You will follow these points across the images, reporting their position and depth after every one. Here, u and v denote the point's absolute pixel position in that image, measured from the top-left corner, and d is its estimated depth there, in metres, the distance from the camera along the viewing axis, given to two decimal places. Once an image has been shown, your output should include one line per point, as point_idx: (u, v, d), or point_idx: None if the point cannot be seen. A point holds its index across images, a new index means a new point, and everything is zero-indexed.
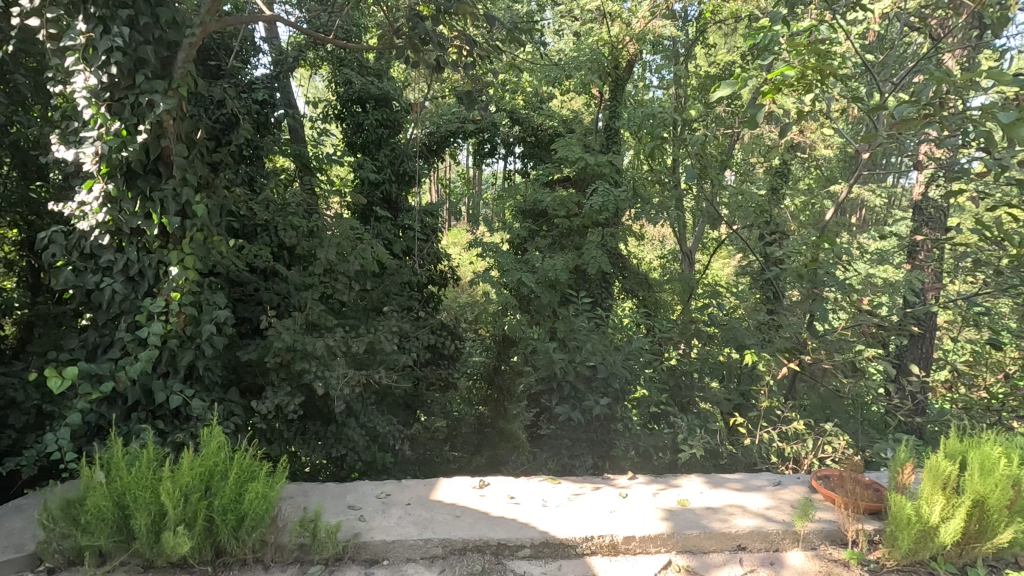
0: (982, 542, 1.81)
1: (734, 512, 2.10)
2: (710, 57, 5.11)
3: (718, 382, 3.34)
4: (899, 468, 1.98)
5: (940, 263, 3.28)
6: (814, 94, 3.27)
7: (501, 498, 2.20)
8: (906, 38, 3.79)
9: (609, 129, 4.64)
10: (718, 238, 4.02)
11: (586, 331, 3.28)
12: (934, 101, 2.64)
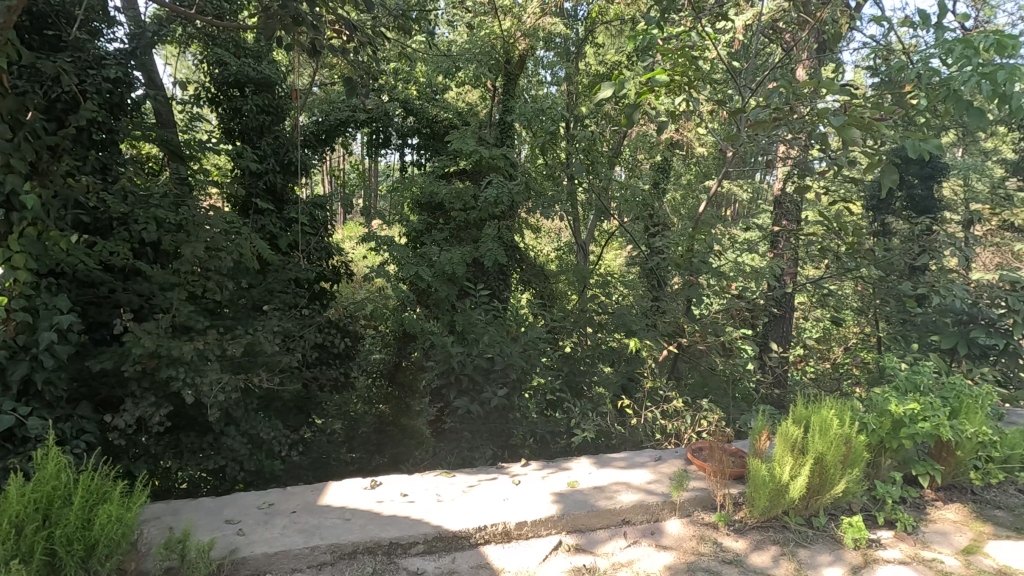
0: (823, 495, 2.07)
1: (619, 489, 2.23)
2: (599, 57, 5.22)
3: (610, 368, 3.50)
4: (757, 436, 2.21)
5: (796, 251, 3.65)
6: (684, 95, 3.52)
7: (395, 497, 2.16)
8: (766, 48, 4.17)
9: (502, 122, 4.67)
10: (609, 230, 4.19)
11: (484, 324, 3.29)
12: (784, 106, 2.96)
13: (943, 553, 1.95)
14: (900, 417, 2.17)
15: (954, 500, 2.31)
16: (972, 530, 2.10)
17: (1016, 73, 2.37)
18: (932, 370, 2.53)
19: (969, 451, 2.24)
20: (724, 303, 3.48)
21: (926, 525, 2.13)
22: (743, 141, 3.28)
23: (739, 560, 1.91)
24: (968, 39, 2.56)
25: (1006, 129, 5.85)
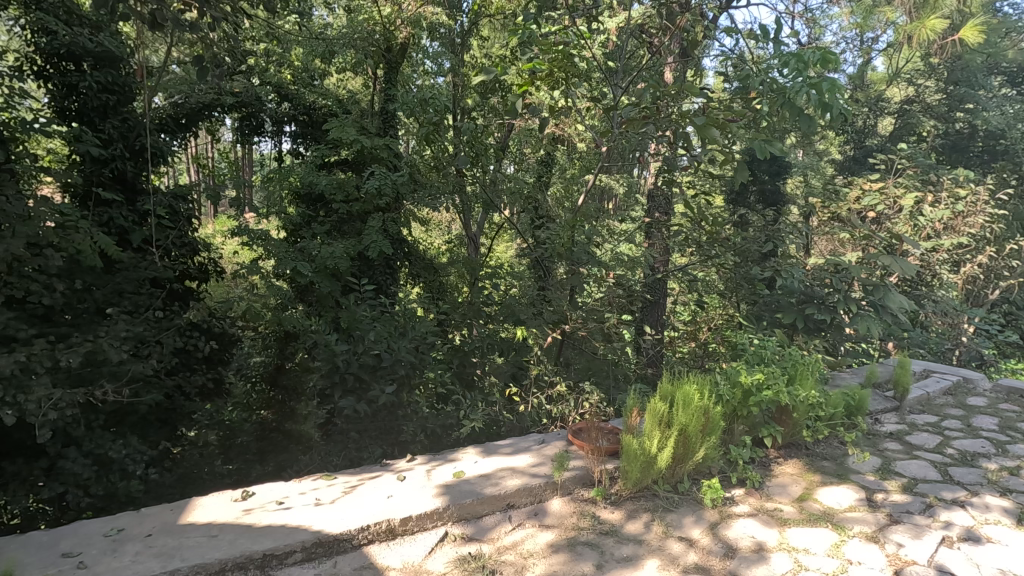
0: (686, 462, 2.28)
1: (504, 475, 2.27)
2: (484, 49, 5.17)
3: (500, 357, 3.57)
4: (628, 414, 2.37)
5: (666, 243, 3.92)
6: (561, 90, 3.63)
7: (271, 507, 2.03)
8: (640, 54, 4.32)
9: (385, 111, 4.45)
10: (499, 223, 4.22)
11: (370, 320, 3.18)
12: (651, 105, 3.20)
13: (782, 502, 2.23)
14: (748, 387, 2.46)
15: (793, 455, 2.65)
16: (806, 480, 2.42)
17: (836, 85, 2.75)
18: (773, 343, 2.94)
19: (802, 413, 2.58)
20: (604, 292, 3.67)
21: (770, 480, 2.42)
22: (616, 138, 3.46)
23: (615, 530, 2.04)
24: (799, 54, 2.90)
25: (833, 136, 6.77)
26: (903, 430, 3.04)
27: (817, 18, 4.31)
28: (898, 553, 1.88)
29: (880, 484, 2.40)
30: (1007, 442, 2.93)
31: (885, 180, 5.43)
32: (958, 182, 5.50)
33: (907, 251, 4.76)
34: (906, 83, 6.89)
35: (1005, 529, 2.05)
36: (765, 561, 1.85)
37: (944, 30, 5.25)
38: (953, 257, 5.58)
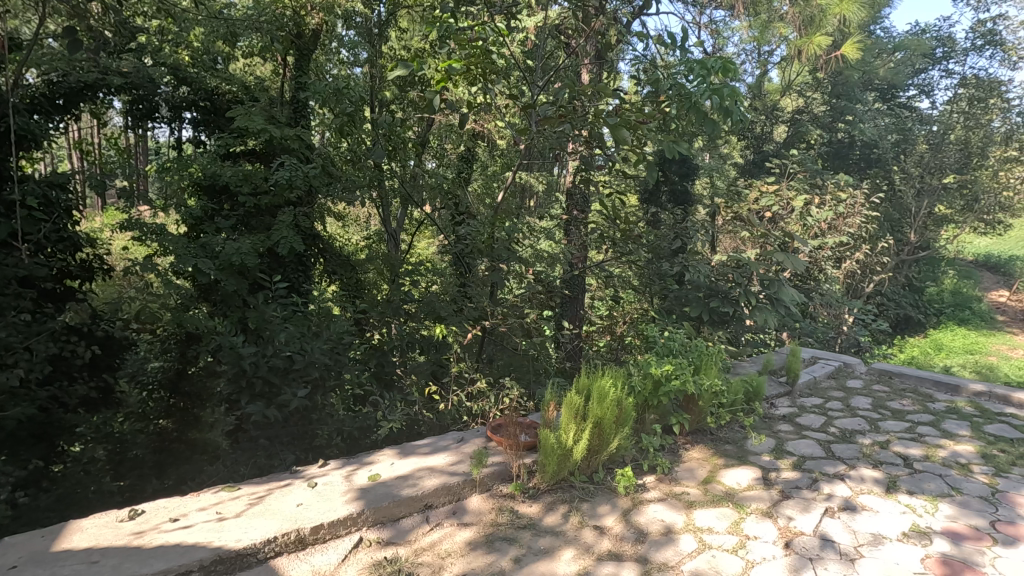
0: (601, 452, 2.35)
1: (422, 475, 2.24)
2: (403, 41, 5.04)
3: (420, 354, 3.51)
4: (545, 408, 2.40)
5: (583, 241, 4.02)
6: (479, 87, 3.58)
7: (164, 525, 1.87)
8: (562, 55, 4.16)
9: (296, 101, 4.27)
10: (420, 219, 4.13)
11: (281, 320, 3.01)
12: (567, 105, 3.26)
13: (688, 486, 2.36)
14: (658, 378, 2.58)
15: (699, 441, 2.81)
16: (710, 464, 2.58)
17: (735, 92, 2.94)
18: (681, 335, 3.10)
19: (707, 400, 2.74)
20: (523, 289, 3.70)
21: (679, 465, 2.55)
22: (533, 136, 3.48)
23: (532, 523, 2.06)
24: (701, 61, 3.08)
25: (735, 142, 7.27)
26: (793, 412, 3.32)
27: (720, 29, 4.58)
28: (789, 526, 2.04)
29: (774, 463, 2.60)
30: (879, 419, 3.28)
31: (780, 183, 5.89)
32: (841, 186, 6.08)
33: (798, 249, 5.19)
34: (798, 94, 7.51)
35: (876, 497, 2.29)
36: (673, 542, 1.94)
37: (828, 47, 5.76)
38: (836, 254, 6.16)
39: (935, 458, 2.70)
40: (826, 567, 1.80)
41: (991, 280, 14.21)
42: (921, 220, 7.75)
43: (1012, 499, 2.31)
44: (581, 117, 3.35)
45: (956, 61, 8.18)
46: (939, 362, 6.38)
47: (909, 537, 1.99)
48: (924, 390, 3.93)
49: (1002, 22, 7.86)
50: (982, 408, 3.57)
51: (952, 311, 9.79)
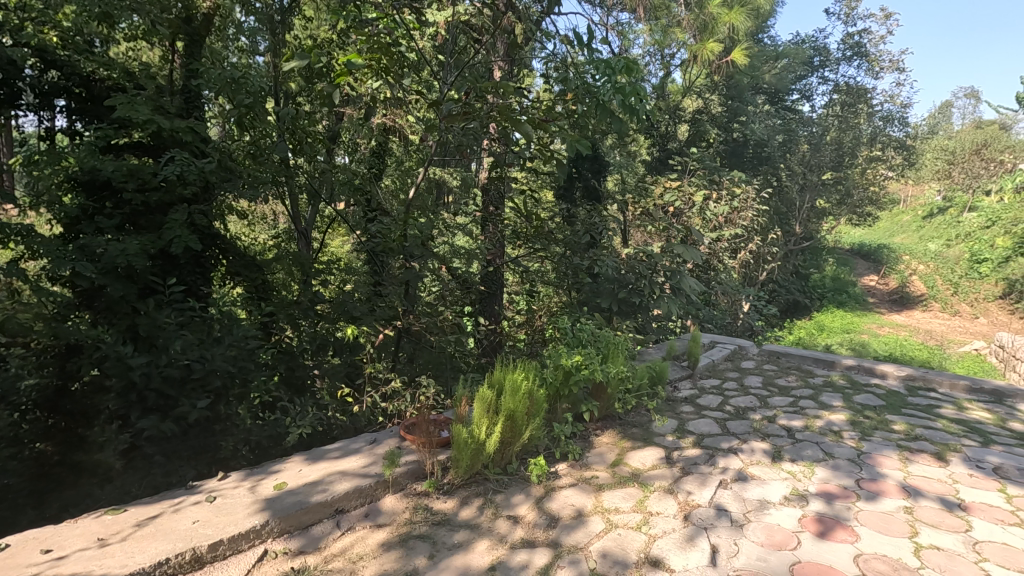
0: (514, 443, 2.40)
1: (333, 480, 2.17)
2: (309, 30, 4.81)
3: (334, 356, 3.40)
4: (458, 403, 2.41)
5: (496, 237, 4.05)
6: (383, 81, 3.46)
7: (37, 559, 1.68)
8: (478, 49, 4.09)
9: (187, 89, 3.88)
10: (330, 216, 3.99)
11: (176, 326, 2.78)
12: (474, 103, 3.25)
13: (598, 470, 2.46)
14: (568, 368, 2.68)
15: (609, 426, 2.95)
16: (619, 447, 2.70)
17: (638, 92, 3.09)
18: (591, 326, 3.23)
19: (614, 387, 2.88)
20: (438, 287, 3.68)
21: (589, 451, 2.66)
22: (443, 133, 3.45)
23: (447, 519, 2.07)
24: (607, 60, 3.18)
25: (642, 140, 7.59)
26: (695, 394, 3.55)
27: (625, 31, 4.77)
28: (688, 500, 2.19)
29: (677, 442, 2.77)
30: (768, 395, 3.59)
31: (681, 180, 6.24)
32: (734, 182, 6.56)
33: (697, 242, 5.54)
34: (698, 96, 7.72)
35: (764, 467, 2.50)
36: (583, 524, 2.02)
37: (721, 53, 6.17)
38: (732, 246, 6.64)
39: (814, 428, 3.00)
40: (720, 534, 1.95)
41: (864, 266, 15.95)
42: (803, 214, 8.74)
43: (874, 459, 2.62)
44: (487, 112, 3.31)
45: (830, 69, 9.04)
46: (821, 342, 7.09)
47: (790, 500, 2.20)
48: (806, 367, 4.36)
49: (866, 35, 8.80)
50: (853, 380, 4.02)
51: (832, 295, 10.91)
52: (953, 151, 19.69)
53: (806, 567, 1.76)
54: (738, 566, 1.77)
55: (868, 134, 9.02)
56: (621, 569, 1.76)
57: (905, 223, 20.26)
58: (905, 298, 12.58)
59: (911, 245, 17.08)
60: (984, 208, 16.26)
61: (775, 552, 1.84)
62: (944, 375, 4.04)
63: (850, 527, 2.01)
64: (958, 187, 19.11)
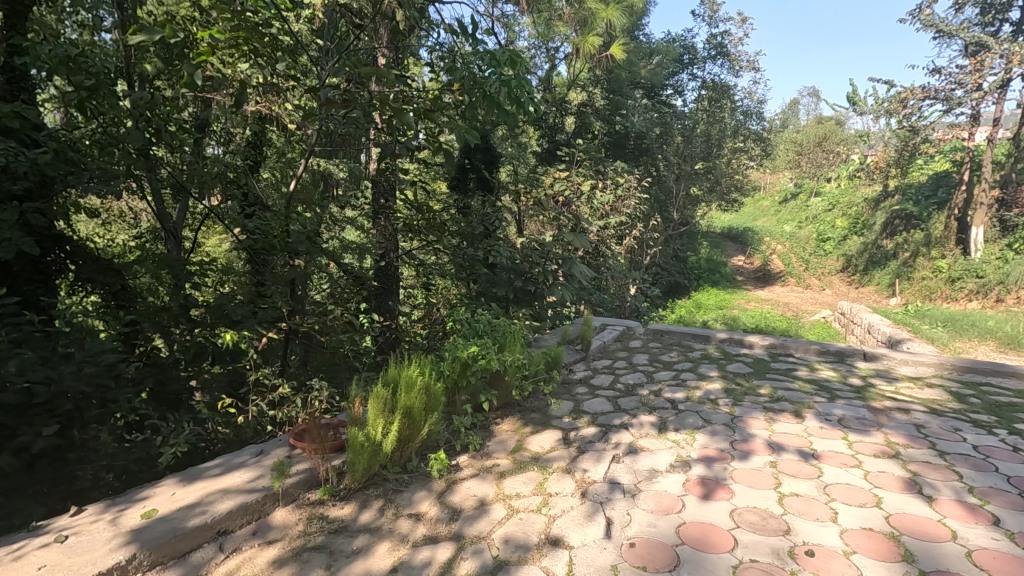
0: (412, 440, 2.36)
1: (213, 500, 1.98)
2: (164, 5, 4.30)
3: (213, 365, 3.12)
4: (352, 404, 2.30)
5: (387, 230, 3.95)
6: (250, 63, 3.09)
7: None
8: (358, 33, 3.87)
9: (8, 67, 3.23)
10: (202, 212, 3.63)
11: (11, 345, 2.33)
12: (355, 91, 3.05)
13: (499, 458, 2.49)
14: (465, 360, 2.67)
15: (508, 413, 2.99)
16: (519, 433, 2.75)
17: (523, 84, 3.10)
18: (487, 316, 3.24)
19: (511, 375, 2.93)
20: (328, 285, 3.49)
21: (490, 440, 2.68)
22: (323, 123, 3.23)
23: (345, 525, 1.99)
24: (492, 51, 3.18)
25: (531, 131, 7.73)
26: (589, 375, 3.72)
27: (510, 23, 4.79)
28: (585, 478, 2.28)
29: (573, 423, 2.88)
30: (654, 371, 3.85)
31: (569, 171, 6.46)
32: (618, 172, 6.90)
33: (586, 229, 5.78)
34: (582, 89, 7.84)
35: (652, 439, 2.68)
36: (486, 513, 2.04)
37: (601, 48, 6.42)
38: (618, 232, 7.02)
39: (694, 398, 3.26)
40: (614, 506, 2.06)
41: (733, 248, 17.60)
42: (680, 201, 9.44)
43: (744, 421, 2.91)
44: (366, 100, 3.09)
45: (698, 66, 9.80)
46: (699, 318, 7.75)
47: (675, 467, 2.37)
48: (686, 342, 4.73)
49: (727, 37, 9.63)
50: (725, 351, 4.42)
51: (707, 276, 11.93)
52: (800, 143, 22.27)
53: (690, 527, 1.91)
54: (631, 535, 1.87)
55: (731, 127, 9.91)
56: (523, 552, 1.79)
57: (765, 208, 22.63)
58: (766, 275, 14.09)
59: (770, 228, 19.13)
60: (826, 193, 18.62)
61: (663, 517, 1.98)
62: (798, 342, 4.58)
63: (726, 485, 2.21)
64: (805, 175, 21.67)
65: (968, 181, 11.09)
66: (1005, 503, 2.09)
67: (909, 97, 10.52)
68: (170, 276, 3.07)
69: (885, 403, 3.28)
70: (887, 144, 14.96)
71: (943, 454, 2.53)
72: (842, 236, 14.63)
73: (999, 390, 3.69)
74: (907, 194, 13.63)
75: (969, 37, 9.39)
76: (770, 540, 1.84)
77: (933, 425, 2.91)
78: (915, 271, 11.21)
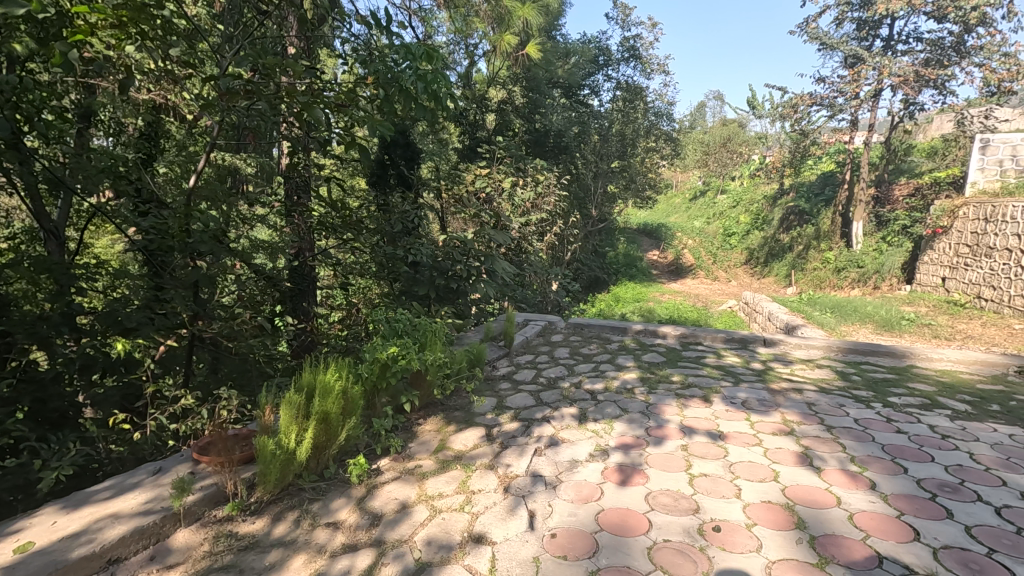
0: (329, 447, 2.28)
1: (104, 525, 1.80)
2: None
3: (104, 377, 2.78)
4: (262, 413, 2.18)
5: (302, 228, 3.73)
6: (134, 45, 2.78)
7: None
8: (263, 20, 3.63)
9: None
10: (88, 211, 3.26)
11: None
12: (259, 81, 2.82)
13: (421, 458, 2.46)
14: (385, 361, 2.61)
15: (431, 413, 2.96)
16: (442, 433, 2.73)
17: (440, 79, 3.03)
18: (408, 315, 3.18)
19: (433, 374, 2.90)
20: (238, 288, 3.27)
21: (412, 441, 2.63)
22: (226, 116, 3.01)
23: (257, 541, 1.88)
24: (407, 45, 3.09)
25: (452, 127, 7.67)
26: (512, 370, 3.75)
27: (426, 17, 4.70)
28: (508, 473, 2.30)
29: (496, 419, 2.90)
30: (574, 364, 3.95)
31: (490, 168, 6.48)
32: (538, 170, 7.00)
33: (507, 226, 5.83)
34: (501, 86, 7.85)
35: (572, 430, 2.75)
36: (408, 516, 2.00)
37: (518, 46, 6.46)
38: (540, 229, 7.14)
39: (612, 388, 3.38)
40: (536, 499, 2.09)
41: (648, 243, 18.44)
42: (598, 198, 9.70)
43: (659, 408, 3.05)
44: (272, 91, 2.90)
45: (613, 68, 10.14)
46: (618, 311, 8.06)
47: (594, 456, 2.45)
48: (605, 335, 4.90)
49: (638, 40, 10.03)
50: (641, 342, 4.63)
51: (625, 270, 12.43)
52: (707, 143, 23.68)
53: (608, 513, 1.98)
54: (553, 525, 1.91)
55: (644, 128, 10.35)
56: (446, 552, 1.78)
57: (677, 205, 23.90)
58: (679, 268, 14.88)
59: (682, 223, 20.22)
60: (730, 191, 19.96)
61: (583, 505, 2.04)
62: (707, 331, 4.88)
63: (641, 470, 2.31)
64: (712, 174, 23.09)
65: (850, 180, 12.27)
66: (881, 469, 2.34)
67: (800, 103, 11.46)
68: (51, 282, 2.60)
69: (782, 384, 3.56)
70: (783, 146, 16.24)
71: (830, 429, 2.79)
72: (746, 231, 15.74)
73: (876, 368, 4.12)
74: (799, 192, 14.89)
75: (848, 50, 10.38)
76: (682, 520, 1.94)
77: (822, 402, 3.19)
78: (807, 263, 12.29)
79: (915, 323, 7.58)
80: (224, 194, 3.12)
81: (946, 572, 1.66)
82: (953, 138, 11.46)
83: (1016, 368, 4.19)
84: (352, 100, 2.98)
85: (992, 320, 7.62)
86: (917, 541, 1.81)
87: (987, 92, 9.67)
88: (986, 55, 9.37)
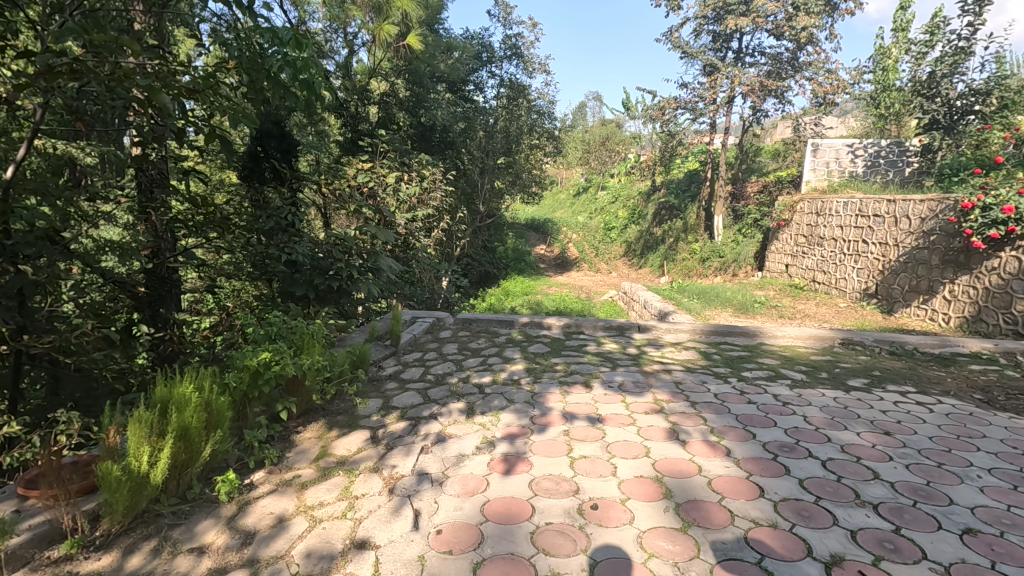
0: (191, 466, 2.09)
1: None
2: None
3: None
4: (105, 435, 1.93)
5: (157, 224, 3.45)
6: None
7: None
8: None
9: None
10: None
11: None
12: (87, 59, 2.42)
13: (300, 468, 2.34)
14: (256, 368, 2.43)
15: (310, 420, 2.82)
16: (323, 439, 2.61)
17: (311, 66, 2.82)
18: (283, 318, 2.99)
19: (311, 379, 2.76)
20: (86, 296, 2.87)
21: (290, 451, 2.49)
22: (52, 99, 2.59)
23: None
24: (273, 28, 2.80)
25: (331, 119, 7.31)
26: (398, 370, 3.68)
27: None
28: (393, 474, 2.26)
29: (381, 420, 2.83)
30: (463, 359, 3.97)
31: (373, 163, 6.27)
32: (423, 165, 6.91)
33: (392, 223, 5.69)
34: (383, 78, 7.61)
35: (460, 425, 2.76)
36: (284, 530, 1.89)
37: (398, 37, 6.29)
38: (426, 225, 7.06)
39: (499, 381, 3.44)
40: (422, 497, 2.08)
41: (536, 237, 18.98)
42: (485, 194, 10.11)
43: (543, 397, 3.16)
44: (107, 71, 2.51)
45: (496, 66, 10.24)
46: (507, 305, 8.23)
47: (481, 449, 2.48)
48: (492, 329, 4.98)
49: (520, 39, 10.23)
50: (527, 334, 4.76)
51: (513, 265, 12.70)
52: (588, 141, 24.82)
53: (493, 503, 2.02)
54: (438, 522, 1.91)
55: (528, 125, 10.60)
56: (326, 562, 1.71)
57: (562, 201, 24.83)
58: (565, 261, 15.50)
59: (567, 218, 21.05)
60: (610, 188, 21.14)
61: (469, 498, 2.06)
62: (588, 320, 5.14)
63: (525, 458, 2.38)
64: (594, 171, 24.29)
65: (711, 178, 13.55)
66: (735, 437, 2.62)
67: (668, 106, 12.38)
68: None
69: (654, 366, 3.86)
70: (654, 145, 17.49)
71: (694, 404, 3.07)
72: (624, 225, 16.77)
73: (732, 347, 4.60)
74: (669, 189, 16.16)
75: (706, 60, 11.41)
76: (562, 501, 2.03)
77: (687, 381, 3.51)
78: (677, 254, 13.38)
79: (766, 306, 8.57)
80: (56, 187, 2.61)
81: (783, 521, 1.90)
82: (792, 142, 13.08)
83: (840, 340, 4.90)
84: (210, 86, 2.69)
85: (823, 301, 8.84)
86: (761, 497, 2.06)
87: (816, 103, 11.15)
88: (814, 71, 10.78)
